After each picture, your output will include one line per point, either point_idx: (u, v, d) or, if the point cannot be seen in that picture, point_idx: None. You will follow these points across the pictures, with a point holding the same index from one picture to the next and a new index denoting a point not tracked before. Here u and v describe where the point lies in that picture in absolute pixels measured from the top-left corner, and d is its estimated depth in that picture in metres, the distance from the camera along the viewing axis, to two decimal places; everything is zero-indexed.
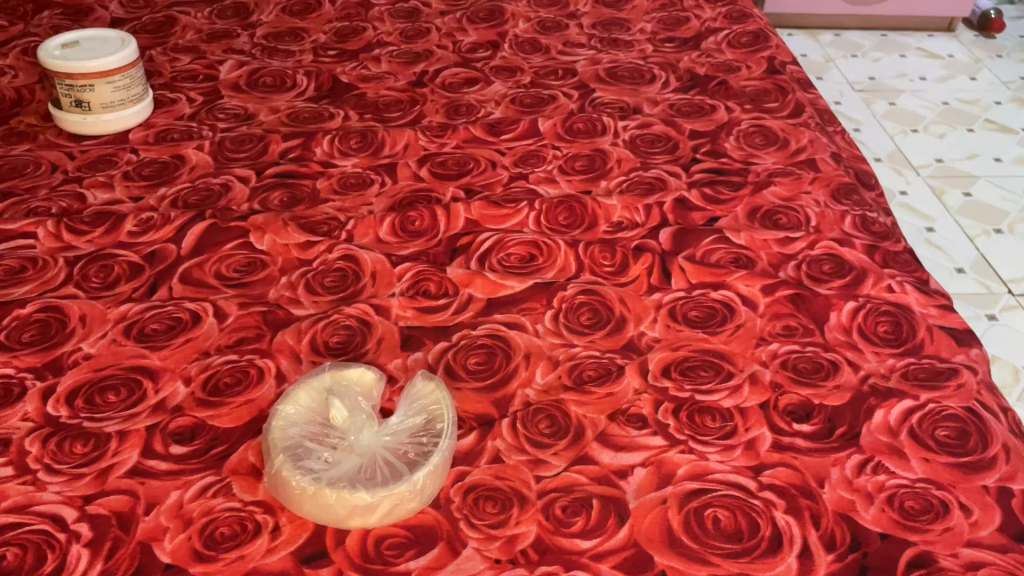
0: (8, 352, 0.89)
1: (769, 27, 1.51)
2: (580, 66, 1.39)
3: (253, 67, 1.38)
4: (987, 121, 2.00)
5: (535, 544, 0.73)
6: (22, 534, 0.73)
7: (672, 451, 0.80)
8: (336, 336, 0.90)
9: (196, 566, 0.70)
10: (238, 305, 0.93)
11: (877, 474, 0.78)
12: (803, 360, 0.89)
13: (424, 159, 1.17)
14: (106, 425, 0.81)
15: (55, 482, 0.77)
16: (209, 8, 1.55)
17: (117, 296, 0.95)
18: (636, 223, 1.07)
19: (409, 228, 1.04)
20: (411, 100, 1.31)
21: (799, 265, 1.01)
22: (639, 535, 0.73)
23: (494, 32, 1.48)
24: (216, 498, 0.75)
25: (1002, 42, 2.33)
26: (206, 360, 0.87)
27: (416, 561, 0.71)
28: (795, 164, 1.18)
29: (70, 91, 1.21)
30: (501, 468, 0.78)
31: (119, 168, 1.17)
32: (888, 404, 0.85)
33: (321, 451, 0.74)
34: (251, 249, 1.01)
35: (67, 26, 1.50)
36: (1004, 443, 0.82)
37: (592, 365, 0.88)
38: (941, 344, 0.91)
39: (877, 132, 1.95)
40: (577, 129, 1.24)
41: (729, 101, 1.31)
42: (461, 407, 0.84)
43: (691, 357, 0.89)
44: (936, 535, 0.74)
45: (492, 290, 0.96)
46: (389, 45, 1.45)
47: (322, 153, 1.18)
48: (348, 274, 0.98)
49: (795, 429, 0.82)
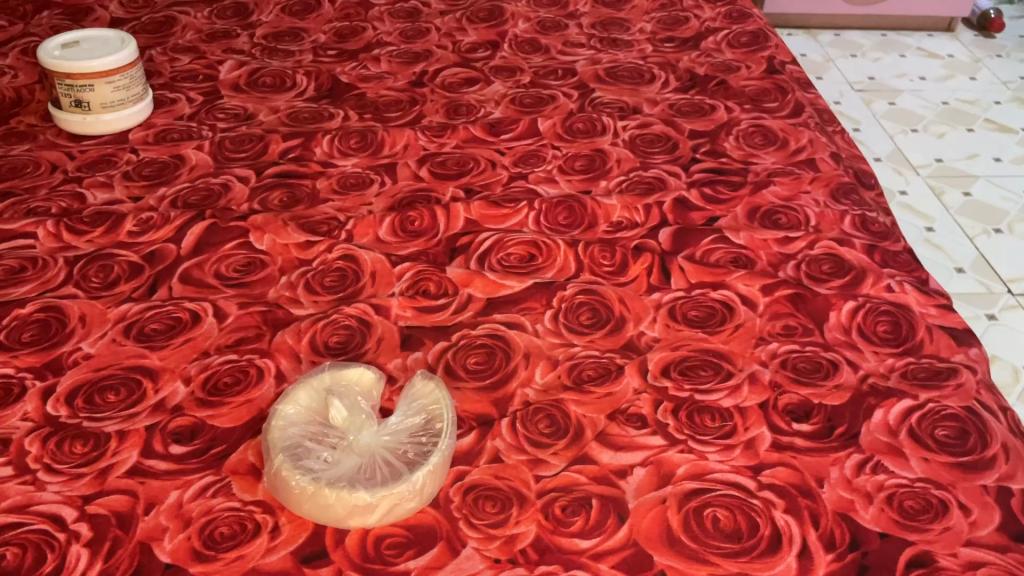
0: (8, 352, 0.89)
1: (769, 26, 1.51)
2: (580, 66, 1.39)
3: (252, 67, 1.38)
4: (987, 121, 2.00)
5: (535, 544, 0.73)
6: (21, 534, 0.73)
7: (672, 451, 0.80)
8: (336, 336, 0.90)
9: (196, 566, 0.70)
10: (238, 305, 0.93)
11: (876, 474, 0.78)
12: (803, 359, 0.89)
13: (423, 159, 1.17)
14: (106, 425, 0.81)
15: (55, 482, 0.77)
16: (209, 8, 1.55)
17: (117, 296, 0.95)
18: (635, 223, 1.07)
19: (409, 228, 1.04)
20: (411, 100, 1.31)
21: (799, 265, 1.01)
22: (639, 535, 0.73)
23: (494, 32, 1.48)
24: (216, 498, 0.75)
25: (1002, 42, 2.33)
26: (206, 360, 0.87)
27: (416, 561, 0.71)
28: (794, 164, 1.18)
29: (70, 91, 1.21)
30: (501, 468, 0.78)
31: (119, 168, 1.17)
32: (888, 404, 0.85)
33: (320, 450, 0.74)
34: (251, 249, 1.01)
35: (67, 26, 1.50)
36: (1003, 443, 0.82)
37: (591, 365, 0.88)
38: (940, 344, 0.91)
39: (877, 132, 1.95)
40: (577, 129, 1.24)
41: (729, 101, 1.31)
42: (461, 407, 0.84)
43: (691, 357, 0.89)
44: (936, 535, 0.74)
45: (492, 289, 0.97)
46: (389, 45, 1.45)
47: (322, 153, 1.18)
48: (347, 274, 0.98)
49: (795, 429, 0.82)
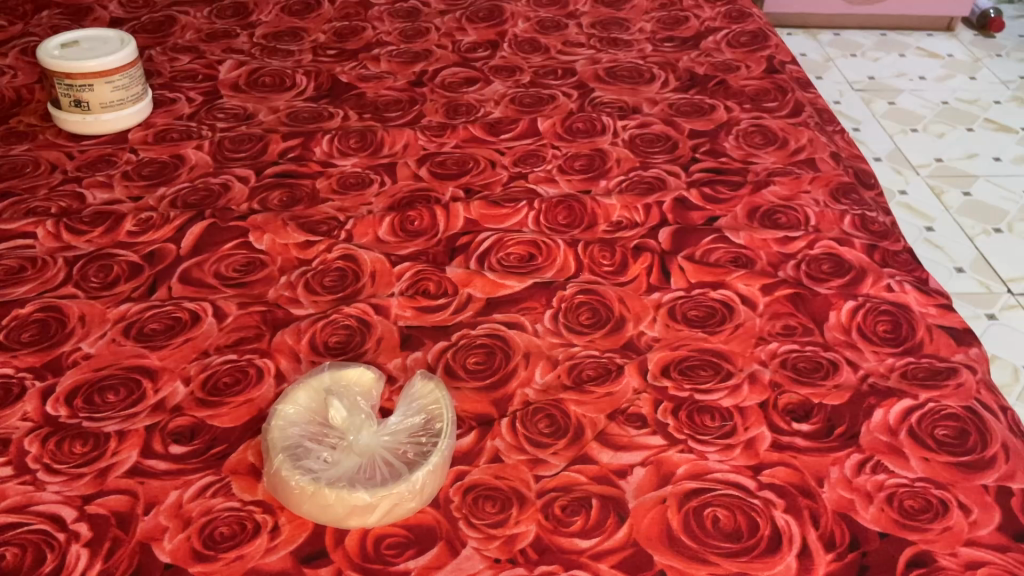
0: (8, 352, 0.89)
1: (769, 26, 1.51)
2: (580, 66, 1.39)
3: (252, 66, 1.38)
4: (987, 121, 2.00)
5: (535, 544, 0.73)
6: (20, 534, 0.73)
7: (672, 451, 0.80)
8: (335, 335, 0.90)
9: (196, 566, 0.70)
10: (238, 305, 0.93)
11: (876, 474, 0.78)
12: (803, 359, 0.89)
13: (423, 159, 1.17)
14: (106, 425, 0.81)
15: (55, 482, 0.77)
16: (208, 7, 1.54)
17: (116, 296, 0.95)
18: (635, 223, 1.07)
19: (409, 228, 1.04)
20: (410, 100, 1.31)
21: (799, 265, 1.01)
22: (640, 535, 0.73)
23: (493, 31, 1.48)
24: (216, 498, 0.75)
25: (1002, 42, 2.32)
26: (205, 360, 0.87)
27: (416, 561, 0.71)
28: (794, 163, 1.18)
29: (70, 91, 1.21)
30: (501, 468, 0.78)
31: (118, 168, 1.17)
32: (887, 403, 0.85)
33: (320, 451, 0.74)
34: (251, 249, 1.01)
35: (66, 25, 1.50)
36: (1003, 443, 0.82)
37: (591, 365, 0.88)
38: (940, 344, 0.91)
39: (877, 132, 1.95)
40: (577, 129, 1.24)
41: (729, 101, 1.31)
42: (461, 407, 0.84)
43: (690, 357, 0.89)
44: (936, 535, 0.74)
45: (492, 289, 0.96)
46: (389, 45, 1.45)
47: (322, 153, 1.18)
48: (348, 274, 0.98)
49: (795, 429, 0.82)
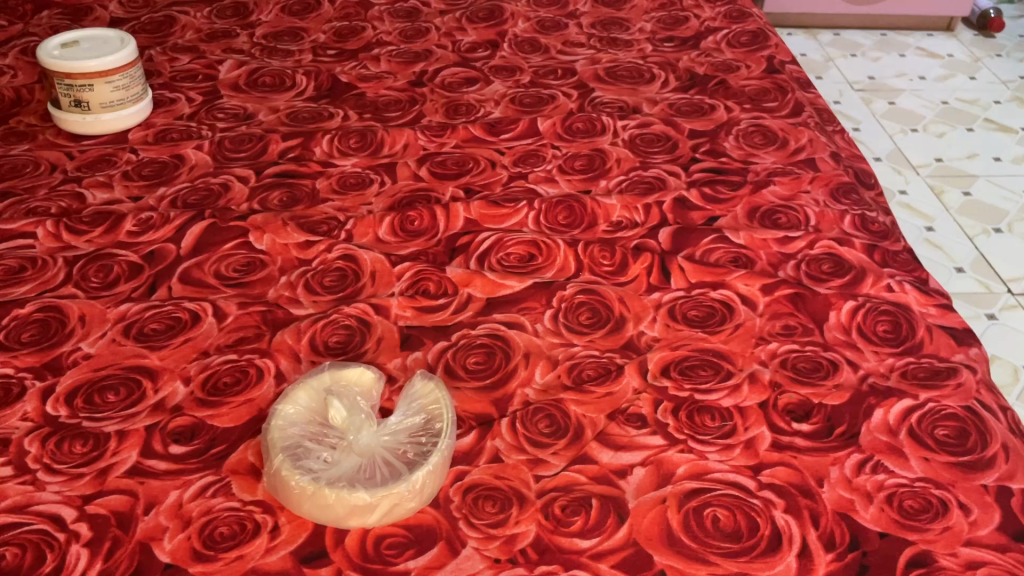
0: (8, 352, 0.89)
1: (768, 26, 1.50)
2: (580, 65, 1.39)
3: (253, 66, 1.38)
4: (987, 121, 2.00)
5: (535, 544, 0.73)
6: (20, 534, 0.73)
7: (672, 451, 0.80)
8: (335, 335, 0.90)
9: (196, 566, 0.70)
10: (238, 305, 0.93)
11: (876, 474, 0.78)
12: (803, 359, 0.89)
13: (423, 159, 1.17)
14: (107, 425, 0.81)
15: (55, 482, 0.77)
16: (208, 7, 1.54)
17: (116, 296, 0.95)
18: (635, 222, 1.07)
19: (409, 228, 1.04)
20: (410, 100, 1.31)
21: (799, 265, 1.01)
22: (639, 535, 0.73)
23: (493, 31, 1.48)
24: (216, 498, 0.75)
25: (1002, 42, 2.32)
26: (205, 360, 0.87)
27: (416, 561, 0.71)
28: (794, 163, 1.18)
29: (70, 91, 1.21)
30: (501, 468, 0.78)
31: (118, 168, 1.17)
32: (888, 403, 0.85)
33: (320, 451, 0.74)
34: (251, 248, 1.01)
35: (66, 25, 1.50)
36: (1004, 443, 0.82)
37: (591, 365, 0.88)
38: (940, 344, 0.91)
39: (877, 133, 1.95)
40: (576, 129, 1.24)
41: (728, 100, 1.31)
42: (461, 407, 0.84)
43: (690, 357, 0.89)
44: (935, 535, 0.74)
45: (492, 289, 0.96)
46: (389, 45, 1.45)
47: (322, 153, 1.18)
48: (348, 274, 0.98)
49: (795, 429, 0.82)
